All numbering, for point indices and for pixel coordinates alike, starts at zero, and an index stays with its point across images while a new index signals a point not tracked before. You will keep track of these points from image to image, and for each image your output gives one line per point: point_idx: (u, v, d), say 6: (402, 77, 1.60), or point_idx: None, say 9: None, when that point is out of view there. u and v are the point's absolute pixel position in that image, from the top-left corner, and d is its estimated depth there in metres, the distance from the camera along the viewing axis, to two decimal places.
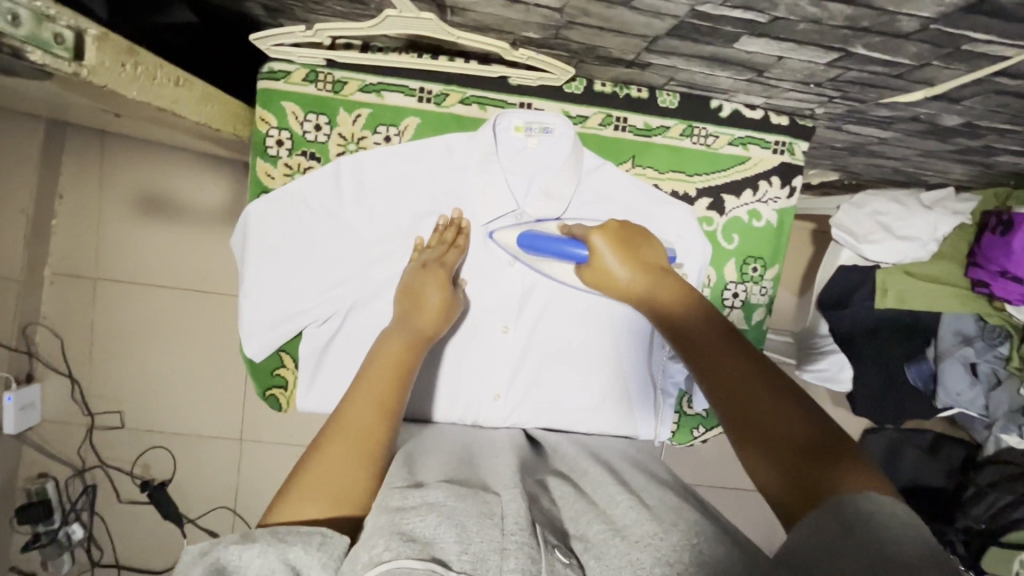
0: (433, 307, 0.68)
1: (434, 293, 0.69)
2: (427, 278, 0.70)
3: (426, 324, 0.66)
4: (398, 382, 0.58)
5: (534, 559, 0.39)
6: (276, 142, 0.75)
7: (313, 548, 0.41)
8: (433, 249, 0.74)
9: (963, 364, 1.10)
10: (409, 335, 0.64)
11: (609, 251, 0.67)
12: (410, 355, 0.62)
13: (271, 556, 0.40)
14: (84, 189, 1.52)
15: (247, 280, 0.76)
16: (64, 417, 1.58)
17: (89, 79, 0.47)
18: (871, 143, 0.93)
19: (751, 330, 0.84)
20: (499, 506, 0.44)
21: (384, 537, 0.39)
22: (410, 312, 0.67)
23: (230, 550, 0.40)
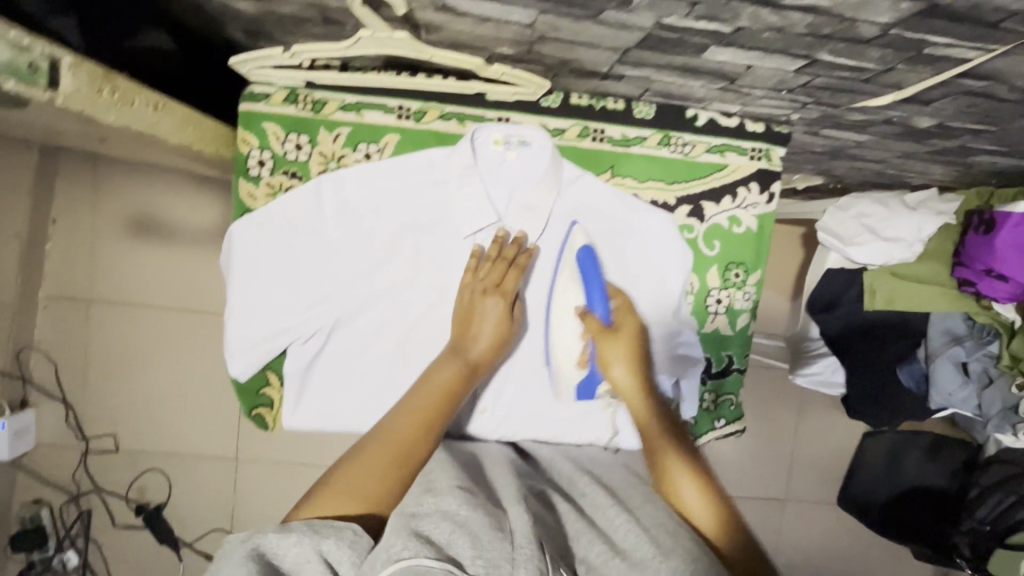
0: (486, 336, 0.72)
1: (492, 324, 0.73)
2: (489, 308, 0.73)
3: (475, 355, 0.71)
4: (444, 413, 0.64)
5: (543, 572, 0.40)
6: (258, 163, 0.76)
7: (344, 542, 0.46)
8: (494, 272, 0.75)
9: (953, 364, 1.07)
10: (462, 367, 0.69)
11: (624, 338, 0.75)
12: (460, 387, 0.68)
13: (306, 546, 0.46)
14: (77, 212, 1.53)
15: (231, 300, 0.76)
16: (59, 442, 1.57)
17: (65, 106, 0.47)
18: (850, 147, 0.94)
19: (736, 336, 0.84)
20: (506, 520, 0.45)
21: (401, 538, 0.42)
22: (462, 339, 0.72)
23: (271, 539, 0.46)
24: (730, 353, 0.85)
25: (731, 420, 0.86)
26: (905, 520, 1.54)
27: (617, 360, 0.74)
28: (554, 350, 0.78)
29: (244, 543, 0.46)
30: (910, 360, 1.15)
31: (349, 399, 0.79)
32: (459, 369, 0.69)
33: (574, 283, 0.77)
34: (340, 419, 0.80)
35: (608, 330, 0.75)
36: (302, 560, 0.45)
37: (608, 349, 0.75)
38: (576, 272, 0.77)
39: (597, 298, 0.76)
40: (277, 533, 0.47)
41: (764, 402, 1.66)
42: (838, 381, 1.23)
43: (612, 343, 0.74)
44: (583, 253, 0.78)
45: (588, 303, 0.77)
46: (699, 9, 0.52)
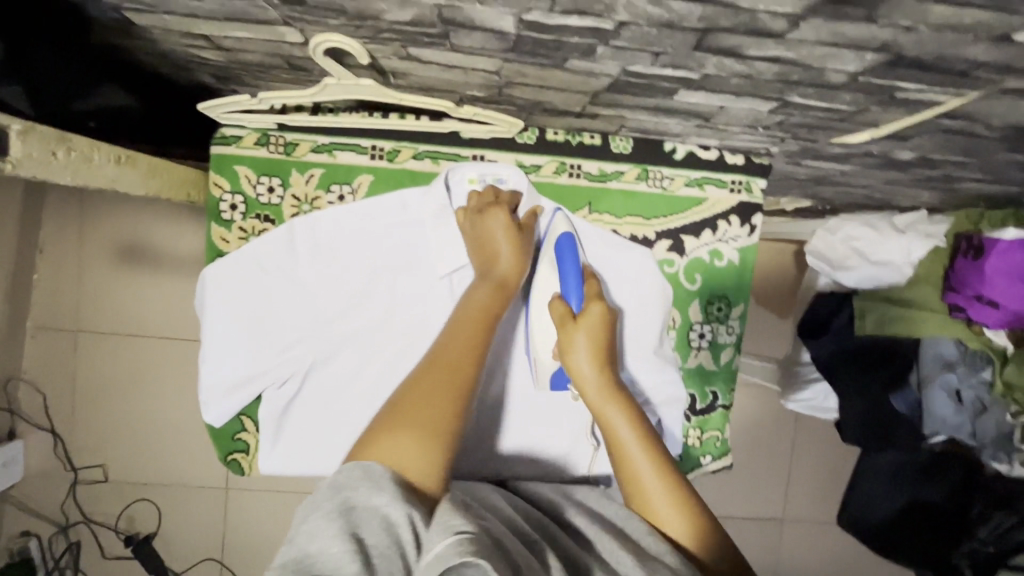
0: (509, 261, 0.71)
1: (506, 238, 0.72)
2: (498, 223, 0.72)
3: (502, 274, 0.71)
4: (480, 340, 0.65)
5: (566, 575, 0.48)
6: (230, 206, 0.75)
7: (425, 518, 0.50)
8: (485, 195, 0.75)
9: (947, 392, 1.04)
10: (490, 290, 0.69)
11: (588, 328, 0.69)
12: (492, 307, 0.68)
13: (397, 507, 0.49)
14: (65, 242, 1.53)
15: (205, 346, 0.75)
16: (47, 472, 1.56)
17: (15, 172, 0.47)
18: (835, 175, 0.93)
19: (720, 371, 0.83)
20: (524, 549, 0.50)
21: (461, 518, 0.48)
22: (486, 264, 0.72)
23: (362, 494, 0.49)
24: (715, 388, 0.83)
25: (718, 456, 0.84)
26: None
27: (579, 352, 0.69)
28: (532, 341, 0.76)
29: (338, 494, 0.49)
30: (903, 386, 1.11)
31: (326, 443, 0.78)
32: (487, 292, 0.69)
33: (551, 271, 0.74)
34: (317, 464, 0.78)
35: (574, 318, 0.70)
36: (392, 516, 0.48)
37: (571, 340, 0.69)
38: (553, 260, 0.75)
39: (571, 290, 0.73)
40: (366, 486, 0.50)
41: (760, 422, 1.64)
42: (831, 406, 1.21)
43: (576, 333, 0.69)
44: (564, 239, 0.75)
45: (565, 293, 0.73)
46: (663, 59, 0.51)
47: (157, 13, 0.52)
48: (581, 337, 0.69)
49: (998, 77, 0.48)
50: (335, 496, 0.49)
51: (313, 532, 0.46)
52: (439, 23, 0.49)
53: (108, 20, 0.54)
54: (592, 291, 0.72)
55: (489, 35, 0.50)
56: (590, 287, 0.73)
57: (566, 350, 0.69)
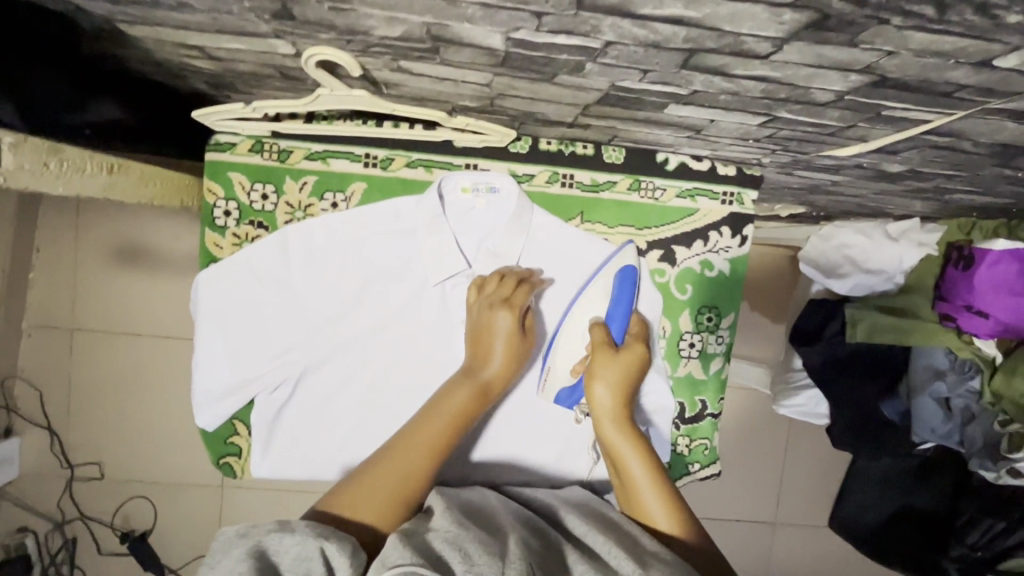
0: (499, 358, 0.73)
1: (507, 339, 0.73)
2: (502, 323, 0.73)
3: (489, 378, 0.72)
4: (449, 438, 0.67)
5: None
6: (223, 213, 0.76)
7: (345, 548, 0.50)
8: (501, 288, 0.75)
9: (934, 400, 1.04)
10: (473, 389, 0.70)
11: (618, 364, 0.73)
12: (472, 408, 0.70)
13: (309, 545, 0.49)
14: (61, 241, 1.53)
15: (198, 351, 0.75)
16: (43, 470, 1.57)
17: (7, 181, 0.49)
18: (828, 185, 0.93)
19: (710, 380, 0.83)
20: (500, 542, 0.52)
21: (399, 549, 0.47)
22: (476, 362, 0.72)
23: (274, 538, 0.49)
24: (704, 397, 0.84)
25: (706, 464, 0.85)
26: None
27: (603, 382, 0.72)
28: (554, 348, 0.77)
29: (246, 539, 0.49)
30: (894, 394, 1.11)
31: (316, 447, 0.79)
32: (470, 390, 0.70)
33: (603, 297, 0.76)
34: (307, 469, 0.79)
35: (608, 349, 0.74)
36: (302, 556, 0.49)
37: (598, 371, 0.72)
38: (609, 288, 0.76)
39: (618, 319, 0.76)
40: (280, 531, 0.50)
41: (754, 426, 1.64)
42: (822, 412, 1.22)
43: (607, 365, 0.72)
44: (622, 273, 0.76)
45: (609, 320, 0.76)
46: (651, 75, 0.51)
47: (149, 25, 0.52)
48: (608, 370, 0.72)
49: (981, 99, 0.48)
50: (244, 541, 0.49)
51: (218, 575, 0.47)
52: (429, 40, 0.49)
53: (98, 32, 0.54)
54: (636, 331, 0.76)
55: (478, 51, 0.50)
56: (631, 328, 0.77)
57: (593, 378, 0.72)
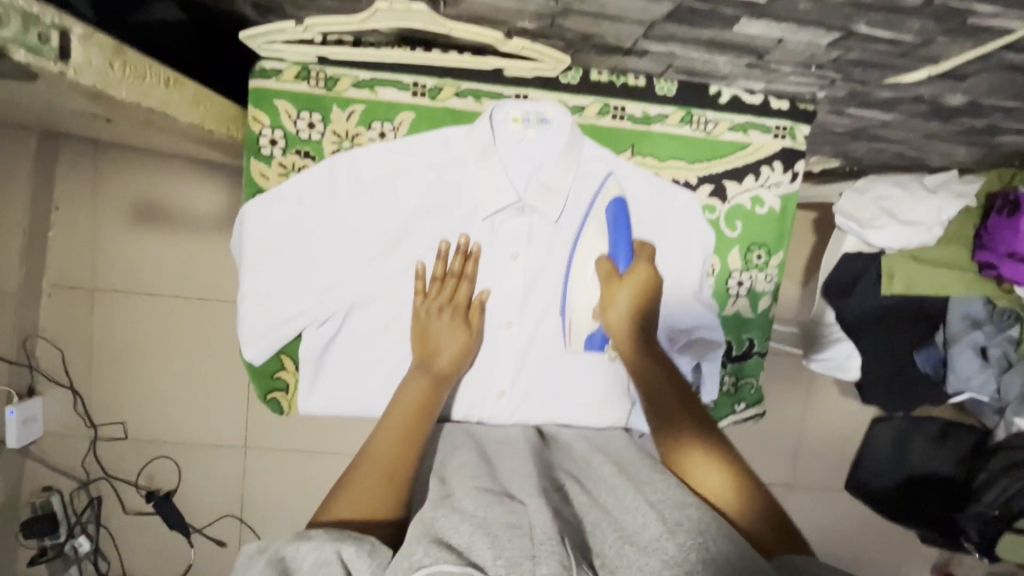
0: (449, 352, 0.73)
1: (445, 328, 0.74)
2: (443, 326, 0.74)
3: (442, 367, 0.72)
4: (417, 426, 0.65)
5: (565, 567, 0.44)
6: (270, 141, 0.74)
7: (363, 549, 0.48)
8: (443, 291, 0.75)
9: (973, 349, 1.08)
10: (429, 379, 0.71)
11: (631, 286, 0.74)
12: (431, 396, 0.69)
13: (326, 549, 0.48)
14: (79, 199, 1.51)
15: (245, 283, 0.75)
16: (67, 429, 1.57)
17: (76, 80, 0.46)
18: (875, 127, 0.91)
19: (757, 319, 0.83)
20: (527, 516, 0.49)
21: (421, 547, 0.45)
22: (426, 356, 0.73)
23: (290, 544, 0.48)
24: (750, 336, 0.83)
25: (751, 404, 0.85)
26: (915, 500, 1.54)
27: (617, 308, 0.74)
28: (570, 304, 0.78)
29: (263, 553, 0.47)
30: (929, 345, 1.15)
31: (363, 382, 0.79)
32: (427, 383, 0.70)
33: (601, 230, 0.77)
34: (356, 403, 0.80)
35: (618, 276, 0.75)
36: (321, 561, 0.47)
37: (614, 297, 0.74)
38: (604, 225, 0.77)
39: (621, 250, 0.77)
40: (296, 538, 0.49)
41: (778, 389, 1.62)
42: (851, 367, 1.19)
43: (620, 291, 0.74)
44: (613, 207, 0.77)
45: (612, 253, 0.77)
46: None
47: None
48: (623, 295, 0.74)
49: None
50: (262, 555, 0.47)
51: None
52: None
53: None
54: (643, 251, 0.76)
55: None
56: (641, 251, 0.77)
57: (608, 305, 0.74)
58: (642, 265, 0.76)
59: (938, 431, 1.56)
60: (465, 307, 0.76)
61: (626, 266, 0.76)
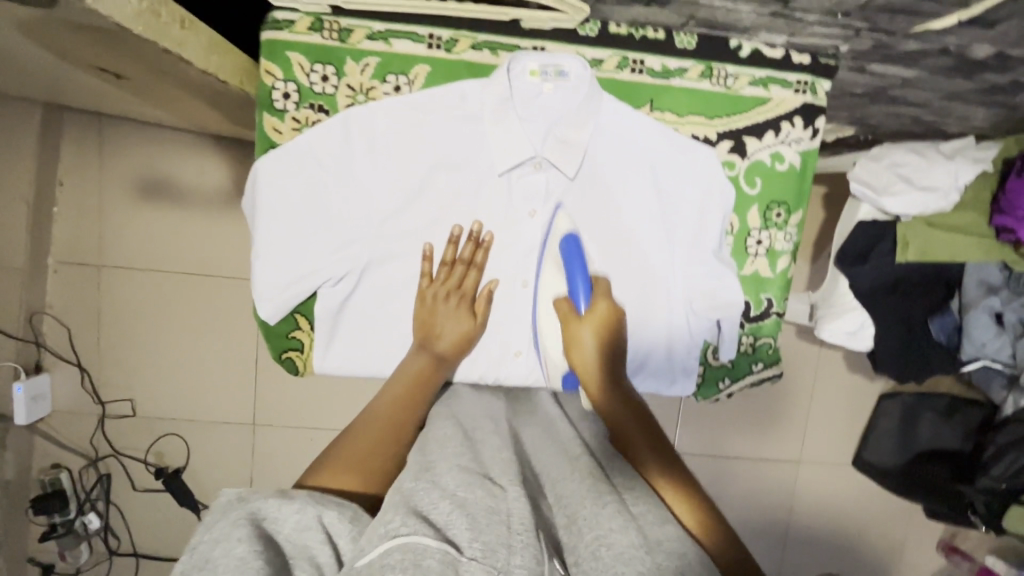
0: (450, 337, 0.73)
1: (447, 312, 0.74)
2: (447, 309, 0.74)
3: (443, 350, 0.72)
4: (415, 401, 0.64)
5: (539, 561, 0.41)
6: (283, 95, 0.73)
7: (345, 514, 0.47)
8: (451, 276, 0.75)
9: (989, 315, 1.08)
10: (427, 359, 0.70)
11: (594, 325, 0.68)
12: (429, 375, 0.68)
13: (308, 513, 0.45)
14: (84, 174, 1.49)
15: (258, 240, 0.73)
16: (75, 407, 1.56)
17: (94, 8, 0.46)
18: (894, 87, 0.90)
19: (776, 278, 0.82)
20: (504, 502, 0.46)
21: (399, 515, 0.42)
22: (428, 337, 0.73)
23: (269, 503, 0.44)
24: (769, 295, 0.82)
25: (768, 364, 0.85)
26: (921, 475, 1.54)
27: (582, 350, 0.67)
28: None
29: (241, 505, 0.43)
30: (942, 312, 1.15)
31: (379, 341, 0.79)
32: (424, 362, 0.70)
33: (557, 271, 0.72)
34: (372, 363, 0.79)
35: (578, 316, 0.68)
36: (302, 526, 0.44)
37: (576, 338, 0.68)
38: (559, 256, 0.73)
39: (580, 287, 0.69)
40: (276, 497, 0.45)
41: (787, 366, 1.61)
42: (865, 337, 1.16)
43: (582, 332, 0.67)
44: (566, 242, 0.72)
45: (571, 292, 0.70)
46: None
47: None
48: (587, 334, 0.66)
49: None
50: (240, 507, 0.44)
51: (209, 544, 0.41)
52: None
53: None
54: (599, 286, 0.71)
55: None
56: (597, 285, 0.71)
57: (572, 348, 0.68)
58: (600, 300, 0.70)
59: (945, 407, 1.56)
60: (469, 294, 0.75)
61: (586, 304, 0.69)
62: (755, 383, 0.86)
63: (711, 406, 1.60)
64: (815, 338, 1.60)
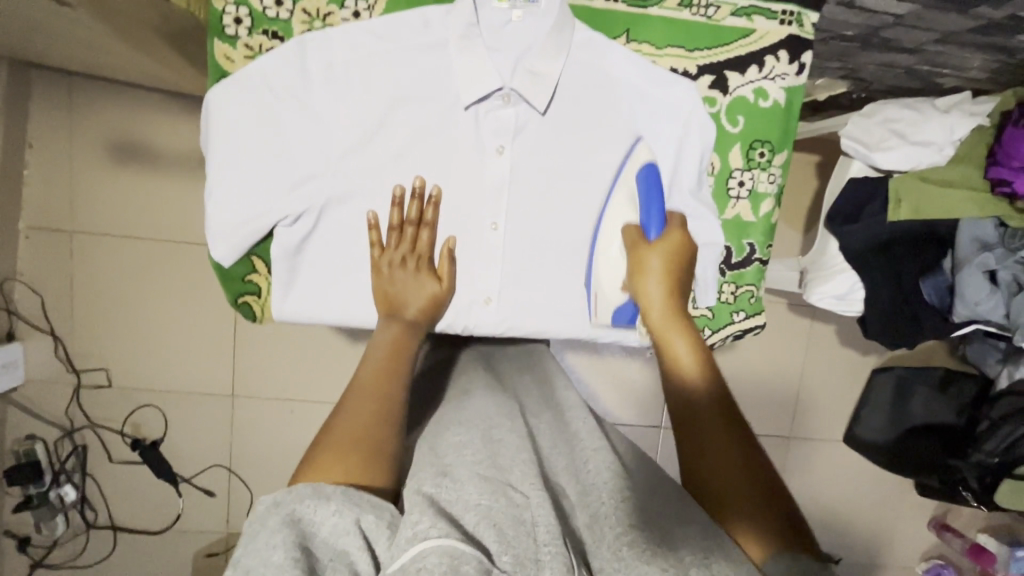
0: (419, 301, 0.69)
1: (406, 278, 0.70)
2: (405, 277, 0.70)
3: (411, 316, 0.68)
4: (397, 361, 0.61)
5: (570, 567, 0.43)
6: (234, 20, 0.68)
7: (383, 518, 0.45)
8: (403, 241, 0.71)
9: (982, 272, 1.02)
10: (399, 327, 0.66)
11: (663, 250, 0.69)
12: (405, 342, 0.64)
13: (345, 517, 0.44)
14: (55, 136, 1.44)
15: (211, 177, 0.69)
16: (49, 376, 1.51)
17: None
18: (889, 27, 0.86)
19: (758, 223, 0.79)
20: (528, 510, 0.47)
21: (428, 517, 0.42)
22: (395, 305, 0.68)
23: (308, 507, 0.44)
24: (752, 240, 0.80)
25: (750, 314, 0.83)
26: (913, 450, 1.49)
27: (651, 275, 0.68)
28: (544, 262, 0.77)
29: (279, 508, 0.43)
30: (936, 273, 1.11)
31: (344, 287, 0.75)
32: (398, 328, 0.66)
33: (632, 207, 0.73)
34: (334, 309, 0.76)
35: (647, 242, 0.70)
36: (339, 530, 0.43)
37: (644, 263, 0.69)
38: (634, 195, 0.73)
39: (654, 218, 0.71)
40: (313, 499, 0.44)
41: (779, 339, 1.58)
42: (855, 301, 1.14)
43: (651, 255, 0.69)
44: (645, 172, 0.72)
45: (644, 222, 0.72)
46: None
47: None
48: (656, 258, 0.68)
49: None
50: (278, 510, 0.43)
51: (250, 550, 0.41)
52: None
53: None
54: (673, 218, 0.72)
55: None
56: (671, 218, 0.72)
57: (639, 273, 0.69)
58: (671, 232, 0.71)
59: (938, 380, 1.50)
60: (425, 253, 0.72)
61: (657, 233, 0.71)
62: (738, 334, 0.84)
63: None
64: (807, 310, 1.57)
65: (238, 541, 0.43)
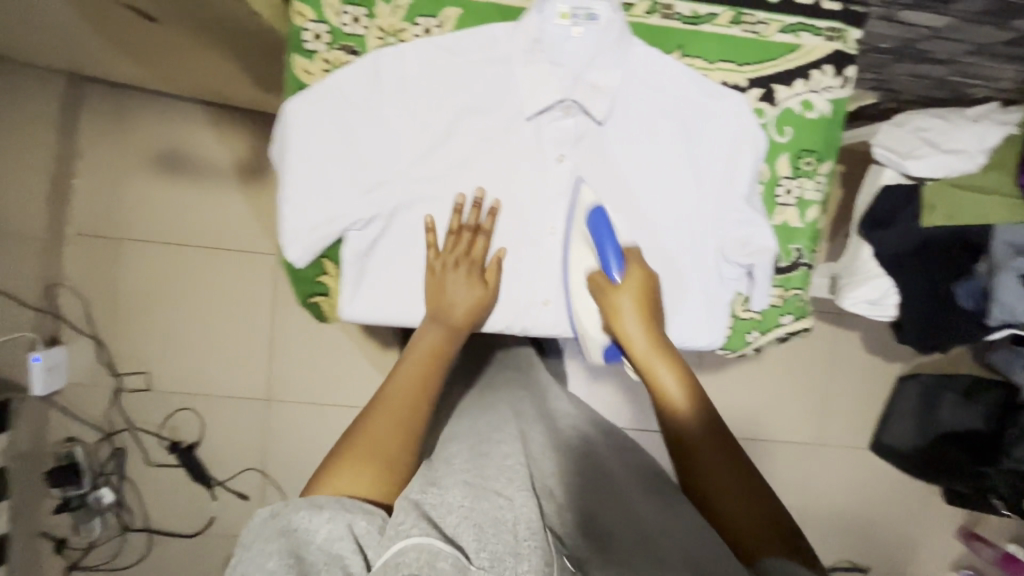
0: (462, 305, 0.72)
1: (460, 279, 0.73)
2: (459, 279, 0.73)
3: (456, 321, 0.71)
4: (432, 371, 0.63)
5: (547, 562, 0.45)
6: (314, 36, 0.73)
7: (376, 526, 0.46)
8: (459, 245, 0.75)
9: (1017, 277, 1.03)
10: (443, 331, 0.69)
11: (630, 291, 0.71)
12: (441, 347, 0.67)
13: (338, 524, 0.44)
14: (103, 146, 1.49)
15: (286, 181, 0.72)
16: (90, 378, 1.54)
17: None
18: (922, 40, 0.90)
19: (805, 228, 0.82)
20: (512, 509, 0.48)
21: (411, 517, 0.44)
22: (440, 309, 0.71)
23: (301, 516, 0.44)
24: (799, 246, 0.83)
25: (797, 317, 0.86)
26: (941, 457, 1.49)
27: (626, 315, 0.70)
28: None
29: (274, 519, 0.44)
30: (968, 277, 1.11)
31: (409, 290, 0.78)
32: (440, 333, 0.69)
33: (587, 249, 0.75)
34: (399, 309, 0.79)
35: (613, 285, 0.72)
36: (333, 537, 0.44)
37: (615, 306, 0.71)
38: (586, 231, 0.75)
39: (611, 256, 0.72)
40: (307, 509, 0.45)
41: (807, 345, 1.59)
42: (888, 305, 1.16)
43: (620, 299, 0.71)
44: (594, 215, 0.74)
45: (604, 264, 0.73)
46: None
47: None
48: (626, 299, 0.70)
49: None
50: (273, 522, 0.44)
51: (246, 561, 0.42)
52: None
53: None
54: (631, 253, 0.73)
55: None
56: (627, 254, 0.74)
57: (613, 317, 0.71)
58: (633, 270, 0.73)
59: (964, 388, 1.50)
60: (479, 260, 0.75)
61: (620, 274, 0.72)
62: (786, 336, 0.87)
63: (731, 384, 1.58)
64: (835, 317, 1.58)
65: (236, 549, 0.44)
